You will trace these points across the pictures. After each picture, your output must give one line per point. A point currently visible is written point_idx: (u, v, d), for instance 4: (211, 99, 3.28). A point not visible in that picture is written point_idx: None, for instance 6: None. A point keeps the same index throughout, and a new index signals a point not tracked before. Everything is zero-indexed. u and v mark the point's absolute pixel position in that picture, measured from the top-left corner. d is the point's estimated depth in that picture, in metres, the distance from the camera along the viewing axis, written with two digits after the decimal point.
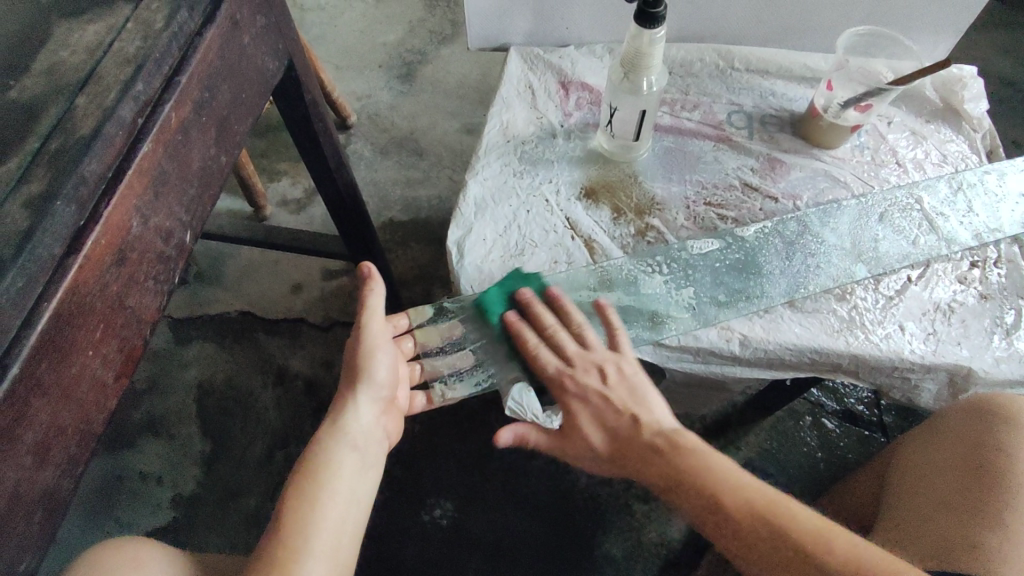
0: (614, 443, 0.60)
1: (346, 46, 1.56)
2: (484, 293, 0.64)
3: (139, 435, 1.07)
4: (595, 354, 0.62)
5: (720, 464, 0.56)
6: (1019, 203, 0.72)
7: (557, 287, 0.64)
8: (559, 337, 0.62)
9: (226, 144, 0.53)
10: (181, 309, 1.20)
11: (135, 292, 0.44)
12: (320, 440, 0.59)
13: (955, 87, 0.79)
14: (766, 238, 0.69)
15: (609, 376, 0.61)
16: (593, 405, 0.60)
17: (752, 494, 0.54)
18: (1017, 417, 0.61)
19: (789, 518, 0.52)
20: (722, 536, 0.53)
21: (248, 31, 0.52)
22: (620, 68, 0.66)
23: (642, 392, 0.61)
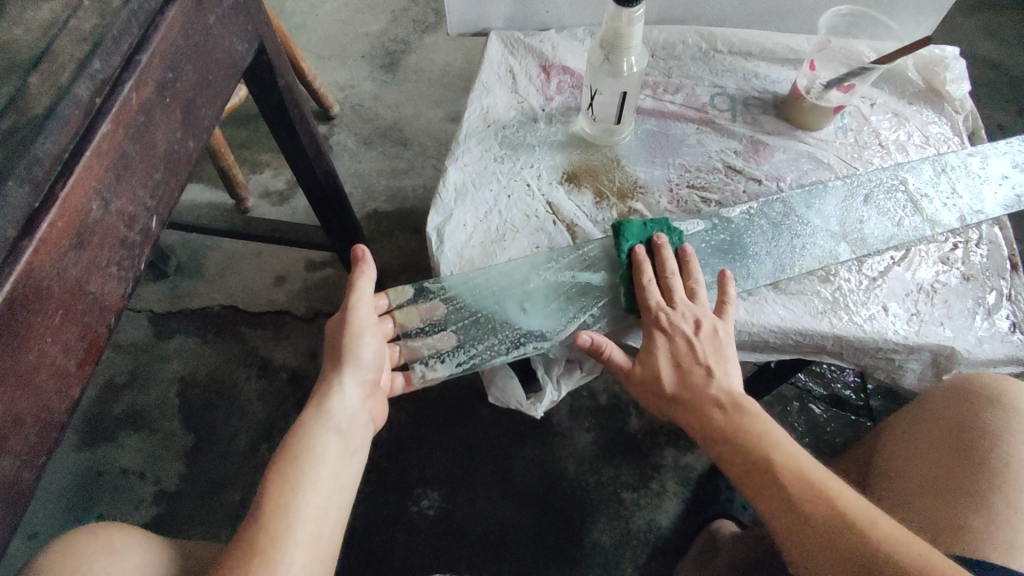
0: (682, 387, 0.57)
1: (328, 36, 1.54)
2: (627, 222, 0.64)
3: (120, 431, 1.06)
4: (697, 306, 0.60)
5: (778, 439, 0.55)
6: (1003, 184, 0.71)
7: (691, 247, 0.63)
8: (672, 279, 0.61)
9: (193, 126, 0.51)
10: (162, 303, 1.18)
11: (97, 278, 0.43)
12: (304, 425, 0.57)
13: (937, 69, 0.78)
14: (751, 220, 0.68)
15: (704, 330, 0.58)
16: (676, 347, 0.58)
17: (812, 473, 0.53)
18: (1001, 399, 0.61)
19: (842, 496, 0.51)
20: (766, 497, 0.53)
21: (214, 10, 0.50)
22: (599, 50, 0.65)
23: (726, 358, 0.58)
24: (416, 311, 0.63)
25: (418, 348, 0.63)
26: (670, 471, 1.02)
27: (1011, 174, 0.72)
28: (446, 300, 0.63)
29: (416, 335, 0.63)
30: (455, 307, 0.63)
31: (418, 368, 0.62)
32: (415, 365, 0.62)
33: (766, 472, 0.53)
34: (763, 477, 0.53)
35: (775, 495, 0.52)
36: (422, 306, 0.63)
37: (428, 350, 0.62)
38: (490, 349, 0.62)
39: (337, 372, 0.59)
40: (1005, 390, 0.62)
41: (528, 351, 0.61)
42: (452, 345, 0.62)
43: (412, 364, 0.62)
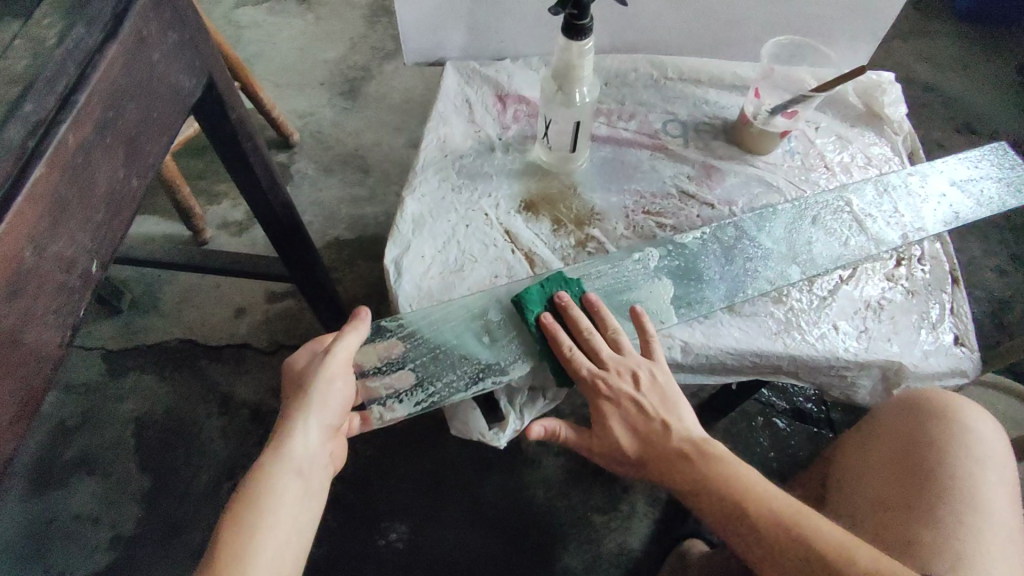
0: (641, 446, 0.58)
1: (286, 63, 1.53)
2: (526, 292, 0.62)
3: (69, 477, 1.01)
4: (628, 358, 0.60)
5: (747, 476, 0.56)
6: (940, 203, 0.74)
7: (566, 294, 0.62)
8: (594, 338, 0.60)
9: (137, 165, 0.50)
10: (116, 340, 1.14)
11: (30, 327, 0.41)
12: (262, 470, 0.54)
13: (875, 93, 0.82)
14: (706, 244, 0.70)
15: (642, 382, 0.58)
16: (626, 410, 0.58)
17: (779, 506, 0.54)
18: (946, 412, 0.63)
19: (811, 528, 0.52)
20: (739, 536, 0.54)
21: (158, 47, 0.49)
22: (551, 81, 0.66)
23: (673, 401, 0.59)
24: (375, 349, 0.62)
25: (377, 387, 0.61)
26: (640, 492, 1.02)
27: (949, 191, 0.75)
28: (403, 337, 0.62)
29: (374, 374, 0.62)
30: (414, 345, 0.62)
31: (377, 408, 0.61)
32: (372, 406, 0.61)
33: (736, 510, 0.54)
34: (738, 522, 0.54)
35: (753, 541, 0.53)
36: (381, 343, 0.62)
37: (385, 389, 0.61)
38: (450, 386, 0.61)
39: (300, 411, 0.56)
40: (950, 403, 0.64)
41: (490, 385, 0.61)
42: (411, 383, 0.61)
43: (371, 404, 0.61)
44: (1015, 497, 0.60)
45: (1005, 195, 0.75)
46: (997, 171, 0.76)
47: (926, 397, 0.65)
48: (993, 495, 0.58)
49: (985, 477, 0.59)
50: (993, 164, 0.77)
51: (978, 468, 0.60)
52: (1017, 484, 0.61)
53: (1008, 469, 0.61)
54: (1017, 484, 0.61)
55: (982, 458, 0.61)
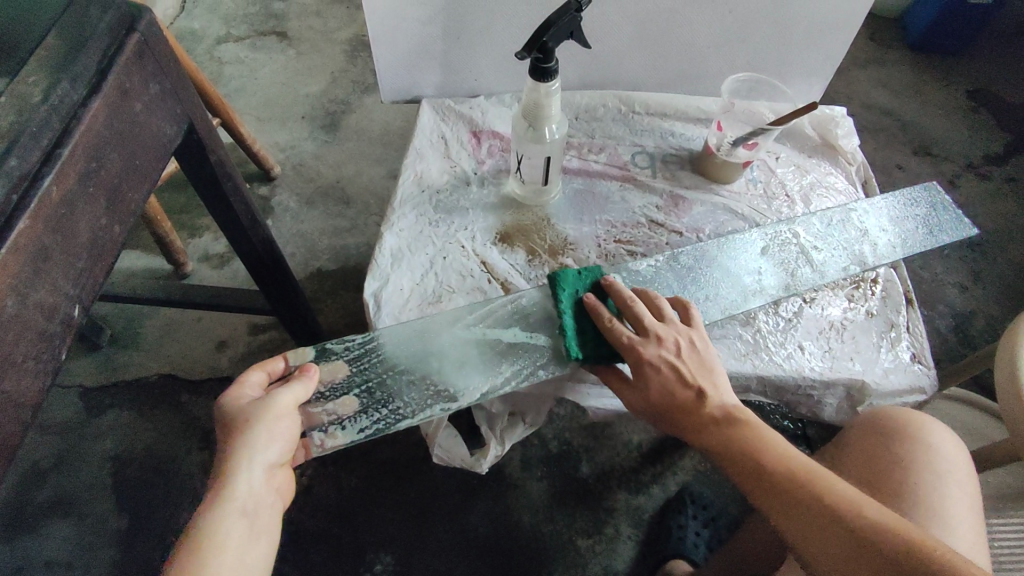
0: (674, 405, 0.57)
1: (267, 98, 1.56)
2: (562, 274, 0.65)
3: (46, 519, 0.99)
4: (670, 327, 0.60)
5: (770, 440, 0.56)
6: (878, 237, 0.76)
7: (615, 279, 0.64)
8: (638, 307, 0.60)
9: (119, 212, 0.51)
10: (95, 377, 1.13)
11: (10, 375, 0.42)
12: (202, 515, 0.49)
13: (829, 125, 0.86)
14: (657, 272, 0.70)
15: (681, 350, 0.59)
16: (665, 375, 0.57)
17: (799, 467, 0.53)
18: (910, 429, 0.65)
19: (828, 488, 0.51)
20: (763, 497, 0.53)
21: (139, 97, 0.51)
22: (522, 119, 0.69)
23: (711, 368, 0.59)
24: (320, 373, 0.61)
25: (320, 412, 0.59)
26: (624, 514, 1.03)
27: (887, 228, 0.77)
28: (346, 361, 0.62)
29: (318, 400, 0.60)
30: (358, 371, 0.61)
31: (318, 434, 0.58)
32: (313, 433, 0.58)
33: (757, 475, 0.54)
34: (762, 482, 0.53)
35: (773, 498, 0.52)
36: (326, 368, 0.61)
37: (327, 416, 0.59)
38: (396, 413, 0.59)
39: (238, 450, 0.51)
40: (913, 420, 0.65)
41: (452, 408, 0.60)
42: (355, 410, 0.59)
43: (310, 431, 0.58)
44: (975, 509, 0.62)
45: (940, 231, 0.78)
46: (930, 209, 0.80)
47: (886, 414, 0.66)
48: (953, 510, 0.60)
49: (945, 492, 0.62)
50: (924, 203, 0.80)
51: (938, 483, 0.62)
52: (977, 497, 0.63)
53: (968, 483, 0.63)
54: (977, 497, 0.63)
55: (942, 473, 0.63)
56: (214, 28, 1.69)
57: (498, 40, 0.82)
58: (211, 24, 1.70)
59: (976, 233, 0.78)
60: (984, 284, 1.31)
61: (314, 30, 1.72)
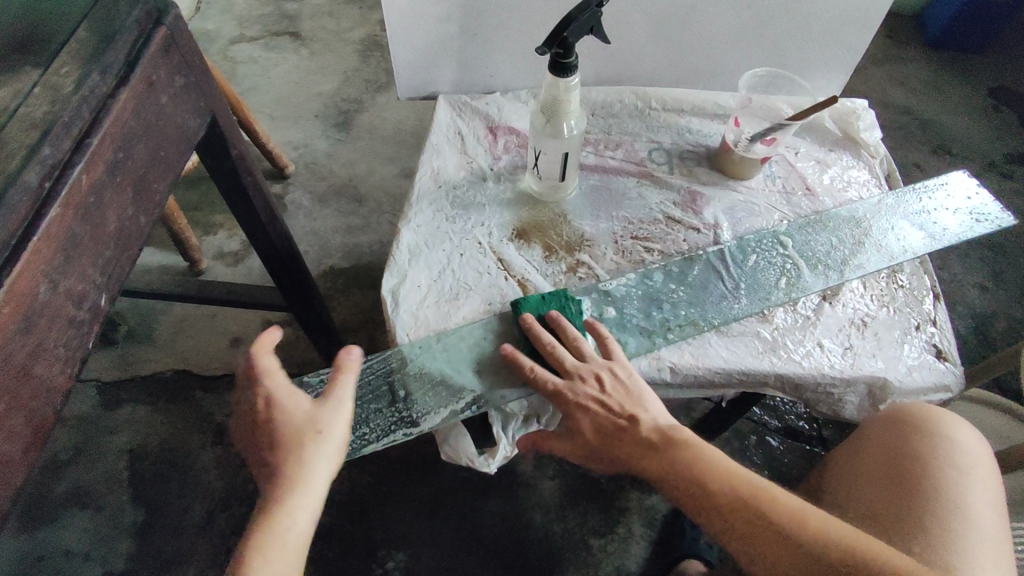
0: (606, 442, 0.59)
1: (281, 97, 1.57)
2: (523, 300, 0.65)
3: (64, 511, 1.00)
4: (591, 363, 0.61)
5: (710, 457, 0.56)
6: (881, 239, 0.75)
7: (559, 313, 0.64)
8: (558, 350, 0.62)
9: (144, 203, 0.52)
10: (111, 371, 1.14)
11: (42, 361, 0.43)
12: (263, 518, 0.50)
13: (851, 119, 0.86)
14: (658, 278, 0.71)
15: (605, 384, 0.60)
16: (594, 414, 0.59)
17: (741, 483, 0.54)
18: (928, 426, 0.65)
19: (773, 501, 0.53)
20: (706, 514, 0.54)
21: (165, 90, 0.51)
22: (540, 114, 0.68)
23: (638, 394, 0.60)
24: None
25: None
26: (636, 513, 1.03)
27: (892, 226, 0.76)
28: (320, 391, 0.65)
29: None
30: None
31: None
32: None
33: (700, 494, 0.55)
34: (705, 502, 0.54)
35: (711, 514, 0.54)
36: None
37: None
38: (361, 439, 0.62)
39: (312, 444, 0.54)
40: (931, 417, 0.65)
41: (483, 410, 0.62)
42: None
43: None
44: (1000, 504, 0.61)
45: (980, 221, 0.77)
46: (929, 193, 0.80)
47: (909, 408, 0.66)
48: (976, 504, 0.60)
49: (968, 487, 0.61)
50: (928, 193, 0.80)
51: (961, 477, 0.62)
52: (1000, 494, 0.62)
53: (991, 480, 0.63)
54: (1001, 495, 0.62)
55: (963, 467, 0.62)
56: (228, 28, 1.71)
57: (515, 38, 0.82)
58: (226, 23, 1.72)
59: (1015, 224, 0.77)
60: (1005, 286, 1.29)
61: (327, 30, 1.73)
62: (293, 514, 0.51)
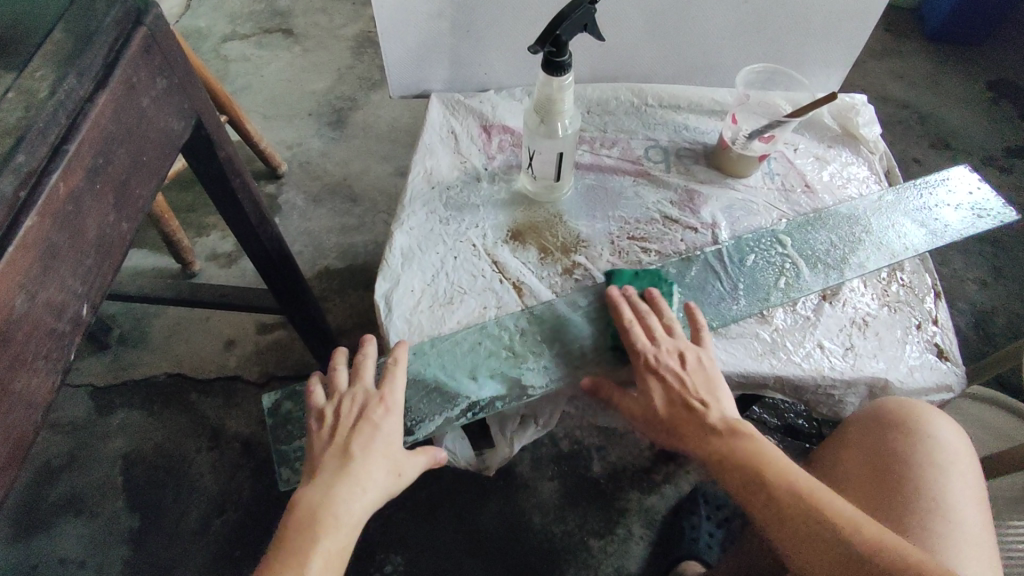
0: (673, 416, 0.57)
1: (274, 96, 1.55)
2: (619, 270, 0.68)
3: (58, 518, 0.99)
4: (677, 339, 0.61)
5: (770, 452, 0.54)
6: (882, 237, 0.74)
7: (658, 291, 0.65)
8: (651, 320, 0.62)
9: (127, 209, 0.50)
10: (104, 376, 1.13)
11: (21, 374, 0.42)
12: (318, 519, 0.51)
13: (850, 114, 0.85)
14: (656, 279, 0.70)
15: (688, 362, 0.59)
16: (668, 384, 0.58)
17: (802, 481, 0.51)
18: (911, 423, 0.63)
19: (830, 500, 0.50)
20: (758, 507, 0.52)
21: (147, 92, 0.50)
22: (534, 114, 0.67)
23: (716, 383, 0.59)
24: (286, 417, 0.64)
25: (287, 450, 0.61)
26: (636, 514, 1.02)
27: (892, 223, 0.75)
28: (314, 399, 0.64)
29: (286, 438, 0.62)
30: None
31: (284, 472, 0.60)
32: (279, 469, 0.60)
33: (755, 487, 0.52)
34: (760, 493, 0.52)
35: (766, 507, 0.51)
36: (295, 409, 0.64)
37: (295, 452, 0.61)
38: None
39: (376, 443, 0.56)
40: (915, 413, 0.63)
41: (478, 417, 0.62)
42: None
43: (278, 467, 0.60)
44: (982, 499, 0.61)
45: (982, 217, 0.76)
46: (930, 189, 0.79)
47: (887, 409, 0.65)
48: (960, 505, 0.59)
49: (951, 486, 0.60)
50: (928, 189, 0.79)
51: (944, 479, 0.60)
52: (982, 490, 0.62)
53: (973, 476, 0.62)
54: (981, 490, 0.62)
55: (945, 465, 0.61)
56: (220, 26, 1.69)
57: (508, 35, 0.81)
58: (217, 21, 1.70)
59: (1017, 220, 0.76)
60: (1006, 280, 1.28)
61: (320, 27, 1.71)
62: (349, 522, 0.52)
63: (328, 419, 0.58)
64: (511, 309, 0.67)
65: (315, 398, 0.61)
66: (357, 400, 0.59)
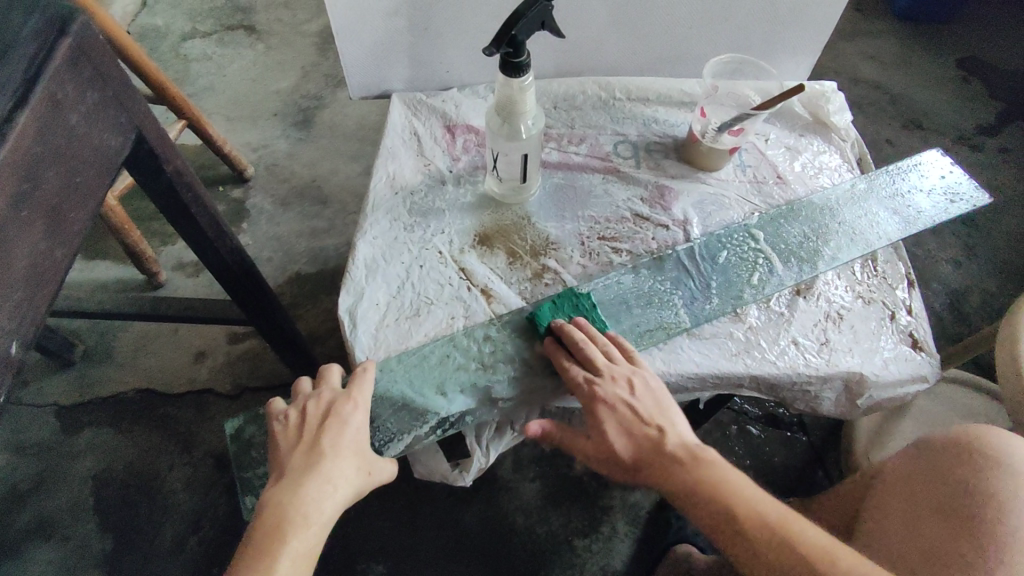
0: (632, 449, 0.56)
1: (238, 96, 1.50)
2: (538, 309, 0.63)
3: (27, 544, 0.96)
4: (621, 365, 0.59)
5: (739, 482, 0.54)
6: (855, 228, 0.73)
7: (582, 317, 0.63)
8: (590, 349, 0.59)
9: (61, 236, 0.47)
10: (69, 395, 1.09)
11: None
12: (285, 521, 0.50)
13: (819, 102, 0.83)
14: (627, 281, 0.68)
15: (638, 389, 0.58)
16: (622, 415, 0.56)
17: (771, 514, 0.52)
18: (988, 443, 0.62)
19: (801, 532, 0.51)
20: (726, 536, 0.52)
21: (75, 109, 0.47)
22: (496, 116, 0.65)
23: (668, 407, 0.58)
24: (250, 441, 0.62)
25: (251, 476, 0.60)
26: (620, 511, 1.02)
27: (866, 213, 0.74)
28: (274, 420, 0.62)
29: (249, 464, 0.61)
30: None
31: (248, 499, 0.58)
32: (244, 498, 0.59)
33: (725, 521, 0.52)
34: (727, 525, 0.52)
35: (732, 538, 0.52)
36: (258, 433, 0.62)
37: (260, 477, 0.60)
38: None
39: (345, 443, 0.54)
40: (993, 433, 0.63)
41: (449, 432, 0.61)
42: None
43: (243, 494, 0.59)
44: None
45: (953, 202, 0.75)
46: (903, 176, 0.78)
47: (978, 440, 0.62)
48: None
49: None
50: (901, 176, 0.78)
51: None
52: None
53: None
54: None
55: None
56: (178, 24, 1.63)
57: (470, 31, 0.78)
58: (175, 19, 1.64)
59: (988, 204, 0.76)
60: (978, 259, 1.29)
61: (283, 22, 1.65)
62: (320, 521, 0.51)
63: (294, 419, 0.57)
64: (480, 317, 0.65)
65: (280, 401, 0.60)
66: (324, 402, 0.58)
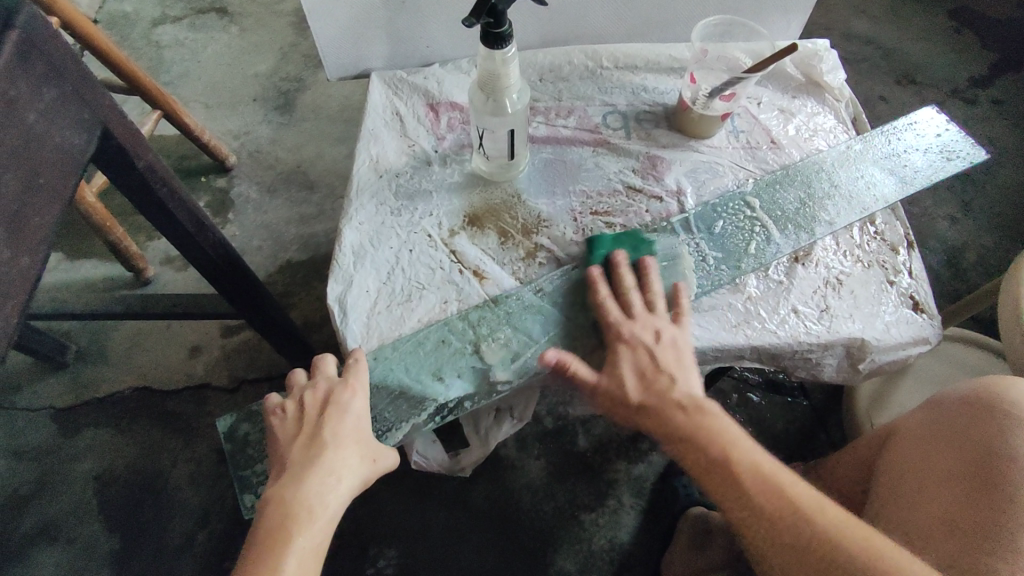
0: (644, 390, 0.56)
1: (215, 82, 1.46)
2: (597, 236, 0.66)
3: (33, 548, 0.96)
4: (657, 317, 0.60)
5: (738, 437, 0.54)
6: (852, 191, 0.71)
7: (623, 254, 0.64)
8: (630, 294, 0.61)
9: (25, 241, 0.46)
10: (65, 397, 1.08)
11: None
12: (290, 516, 0.49)
13: (812, 62, 0.81)
14: None
15: (663, 338, 0.58)
16: (638, 358, 0.57)
17: (766, 468, 0.52)
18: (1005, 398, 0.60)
19: (792, 486, 0.51)
20: (715, 489, 0.52)
21: (31, 107, 0.45)
22: (479, 93, 0.62)
23: (684, 361, 0.58)
24: (246, 440, 0.61)
25: (248, 474, 0.59)
26: (625, 484, 1.02)
27: (863, 175, 0.73)
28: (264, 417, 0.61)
29: (246, 463, 0.60)
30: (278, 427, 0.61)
31: (248, 498, 0.58)
32: (244, 497, 0.58)
33: (717, 474, 0.52)
34: (720, 476, 0.52)
35: (728, 495, 0.52)
36: (253, 431, 0.61)
37: (258, 475, 0.59)
38: None
39: (344, 434, 0.53)
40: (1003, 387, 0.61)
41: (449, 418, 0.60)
42: None
43: (243, 493, 0.58)
44: None
45: (951, 158, 0.74)
46: (899, 135, 0.76)
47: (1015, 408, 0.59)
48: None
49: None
50: (898, 135, 0.76)
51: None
52: None
53: None
54: None
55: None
56: (149, 9, 1.57)
57: (448, 3, 0.75)
58: (145, 4, 1.58)
59: (986, 159, 0.74)
60: (975, 215, 1.27)
61: (256, 3, 1.60)
62: (325, 513, 0.50)
63: (292, 411, 0.56)
64: (473, 300, 0.63)
65: (276, 395, 0.58)
66: (320, 392, 0.56)
